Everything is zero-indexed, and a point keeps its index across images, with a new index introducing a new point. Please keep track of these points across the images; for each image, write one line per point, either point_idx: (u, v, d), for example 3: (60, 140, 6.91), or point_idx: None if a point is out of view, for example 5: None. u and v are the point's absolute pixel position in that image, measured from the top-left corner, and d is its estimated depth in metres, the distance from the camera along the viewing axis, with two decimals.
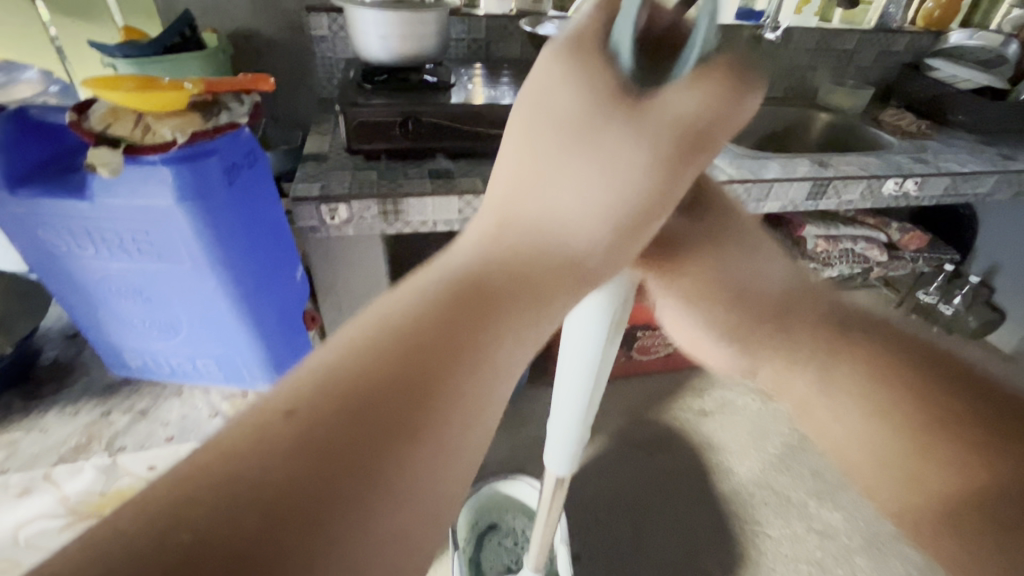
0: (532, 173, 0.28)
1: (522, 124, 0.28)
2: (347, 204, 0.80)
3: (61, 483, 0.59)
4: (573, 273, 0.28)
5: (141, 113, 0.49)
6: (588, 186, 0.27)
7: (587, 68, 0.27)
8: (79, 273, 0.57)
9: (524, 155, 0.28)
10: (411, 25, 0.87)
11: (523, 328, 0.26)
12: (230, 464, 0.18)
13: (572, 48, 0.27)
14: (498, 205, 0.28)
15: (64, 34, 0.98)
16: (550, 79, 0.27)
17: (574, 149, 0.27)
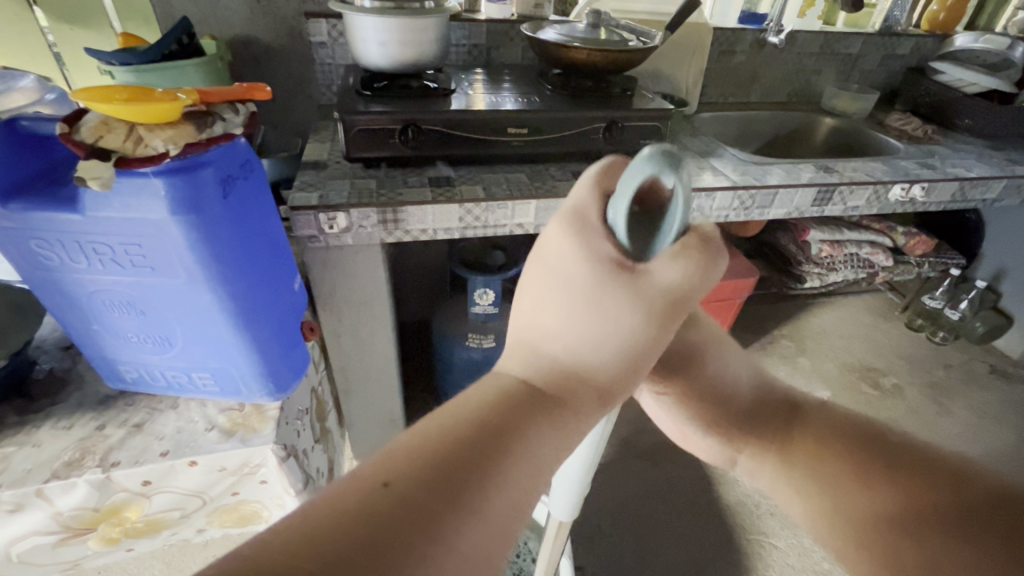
0: (551, 316, 0.37)
1: (546, 277, 0.37)
2: (345, 213, 0.79)
3: (53, 499, 0.59)
4: (592, 391, 0.37)
5: (134, 124, 0.48)
6: (594, 325, 0.35)
7: (590, 240, 0.35)
8: (72, 286, 0.56)
9: (547, 305, 0.37)
10: (412, 31, 0.86)
11: (554, 427, 0.35)
12: (363, 498, 0.27)
13: (579, 225, 0.36)
14: (532, 342, 0.38)
15: (62, 40, 0.97)
16: (560, 247, 0.36)
17: (585, 298, 0.35)
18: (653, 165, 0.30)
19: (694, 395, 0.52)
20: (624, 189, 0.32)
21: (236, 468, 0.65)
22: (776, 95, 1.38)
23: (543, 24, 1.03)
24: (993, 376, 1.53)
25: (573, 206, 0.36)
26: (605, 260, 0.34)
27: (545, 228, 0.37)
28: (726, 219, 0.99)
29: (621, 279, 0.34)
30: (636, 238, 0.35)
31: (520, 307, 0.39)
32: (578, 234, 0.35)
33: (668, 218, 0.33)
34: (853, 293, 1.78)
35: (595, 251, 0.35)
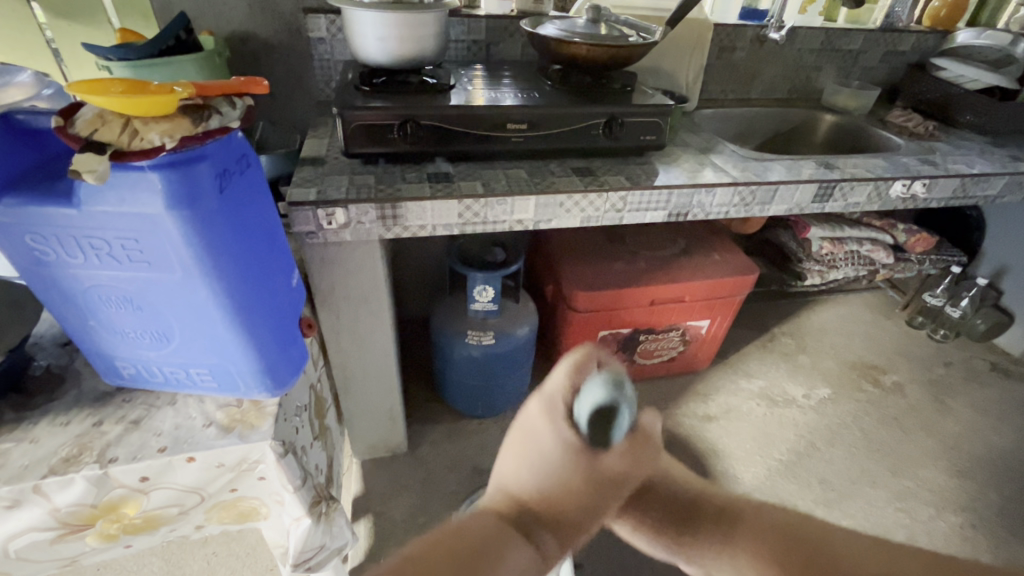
0: (527, 473, 0.39)
1: (518, 448, 0.40)
2: (344, 209, 0.78)
3: (50, 495, 0.59)
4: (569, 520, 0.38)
5: (129, 117, 0.47)
6: (551, 496, 0.38)
7: (555, 427, 0.39)
8: (68, 281, 0.56)
9: (522, 466, 0.40)
10: (411, 26, 0.85)
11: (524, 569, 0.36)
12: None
13: (546, 412, 0.40)
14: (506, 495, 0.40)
15: (60, 37, 0.97)
16: (534, 426, 0.40)
17: (556, 466, 0.38)
18: (605, 392, 0.39)
19: (646, 519, 0.42)
20: (582, 402, 0.39)
21: (234, 464, 0.65)
22: (776, 92, 1.37)
23: (543, 19, 1.02)
24: (994, 373, 1.53)
25: (548, 391, 0.41)
26: (571, 445, 0.38)
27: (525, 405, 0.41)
28: (726, 216, 0.99)
29: (577, 464, 0.38)
30: (599, 429, 0.39)
31: (501, 461, 0.42)
32: (548, 418, 0.39)
33: (620, 419, 0.39)
34: (853, 291, 1.78)
35: (561, 434, 0.38)
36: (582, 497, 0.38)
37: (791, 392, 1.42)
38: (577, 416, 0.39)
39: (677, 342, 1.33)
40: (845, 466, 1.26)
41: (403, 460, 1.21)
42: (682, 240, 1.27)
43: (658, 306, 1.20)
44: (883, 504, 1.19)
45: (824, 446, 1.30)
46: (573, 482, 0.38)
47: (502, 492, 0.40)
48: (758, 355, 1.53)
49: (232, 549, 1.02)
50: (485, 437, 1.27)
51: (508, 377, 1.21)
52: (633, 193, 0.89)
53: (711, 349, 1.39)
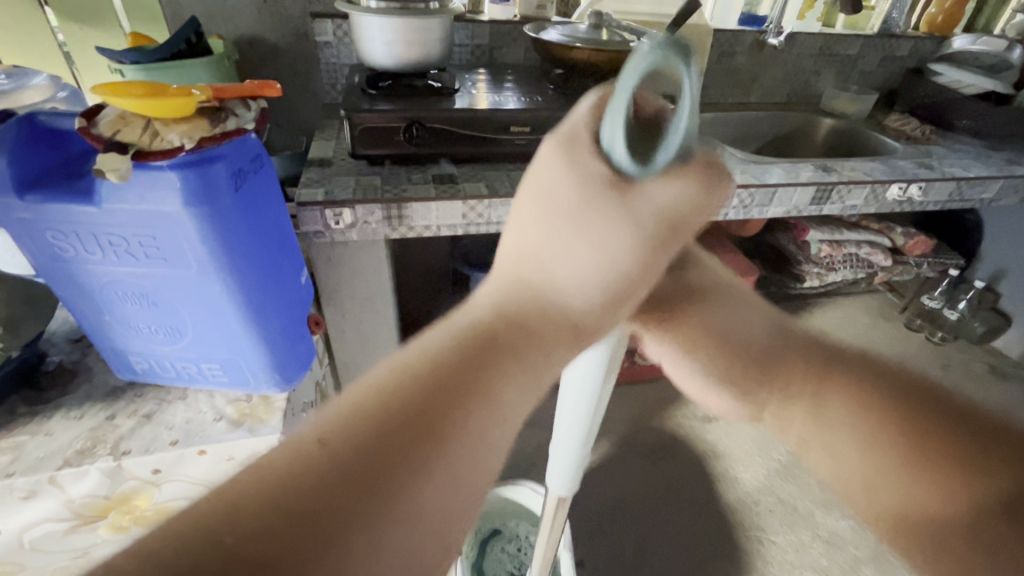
0: (538, 239, 0.33)
1: (533, 209, 0.33)
2: (351, 209, 0.80)
3: (65, 486, 0.61)
4: (564, 324, 0.33)
5: (150, 118, 0.49)
6: (582, 257, 0.32)
7: (574, 171, 0.32)
8: (85, 277, 0.57)
9: (529, 233, 0.33)
10: (417, 31, 0.88)
11: (518, 367, 0.30)
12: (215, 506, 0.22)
13: (564, 155, 0.32)
14: (517, 263, 0.34)
15: (72, 40, 0.99)
16: (549, 166, 0.33)
17: (583, 215, 0.32)
18: (661, 50, 0.27)
19: (694, 339, 0.49)
20: (624, 88, 0.29)
21: (244, 458, 0.67)
22: (775, 96, 1.39)
23: (546, 25, 1.04)
24: (991, 376, 1.54)
25: (564, 129, 0.33)
26: (599, 180, 0.31)
27: (537, 150, 0.34)
28: (725, 218, 1.01)
29: (615, 204, 0.31)
30: (634, 144, 0.31)
31: (507, 233, 0.35)
32: (568, 154, 0.32)
33: (669, 131, 0.29)
34: (852, 294, 1.79)
35: (587, 172, 0.31)
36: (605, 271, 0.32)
37: None
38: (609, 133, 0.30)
39: None
40: None
41: None
42: None
43: None
44: None
45: None
46: (617, 243, 0.32)
47: (506, 272, 0.34)
48: None
49: None
50: None
51: None
52: None
53: None
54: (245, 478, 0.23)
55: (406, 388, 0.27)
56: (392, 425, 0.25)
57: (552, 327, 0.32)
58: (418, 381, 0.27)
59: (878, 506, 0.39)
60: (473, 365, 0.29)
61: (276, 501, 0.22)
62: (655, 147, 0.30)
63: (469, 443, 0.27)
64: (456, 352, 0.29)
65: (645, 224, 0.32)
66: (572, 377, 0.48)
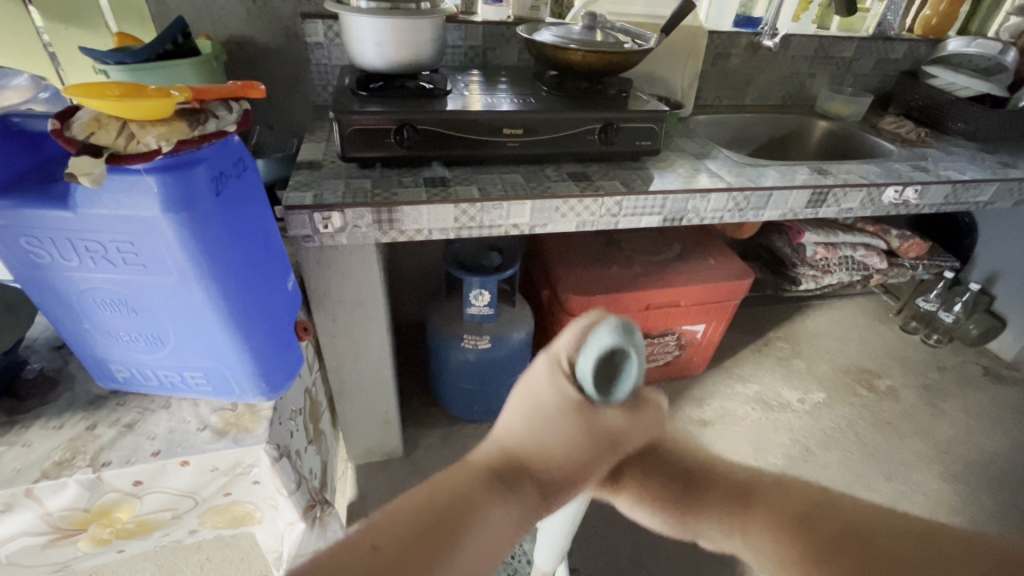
0: (525, 427, 0.35)
1: (516, 405, 0.36)
2: (340, 213, 0.78)
3: (43, 499, 0.59)
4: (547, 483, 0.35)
5: (126, 120, 0.48)
6: (551, 449, 0.34)
7: (553, 386, 0.35)
8: (63, 284, 0.56)
9: (518, 420, 0.36)
10: (407, 32, 0.86)
11: (500, 525, 0.32)
12: None
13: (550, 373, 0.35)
14: (503, 443, 0.36)
15: (57, 40, 0.97)
16: (536, 379, 0.36)
17: (554, 421, 0.34)
18: (620, 336, 0.33)
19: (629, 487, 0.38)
20: (592, 347, 0.33)
21: (229, 468, 0.65)
22: (770, 98, 1.39)
23: (539, 26, 1.03)
24: (987, 378, 1.53)
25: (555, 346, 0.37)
26: (571, 400, 0.34)
27: (530, 362, 0.37)
28: (720, 221, 0.99)
29: (577, 413, 0.34)
30: (600, 383, 0.34)
31: (501, 414, 0.38)
32: (549, 373, 0.35)
33: (623, 376, 0.34)
34: (847, 295, 1.79)
35: (564, 391, 0.34)
36: (580, 447, 0.34)
37: (786, 397, 1.43)
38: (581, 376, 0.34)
39: (672, 346, 1.33)
40: (840, 470, 1.26)
41: (399, 463, 1.21)
42: (677, 244, 1.29)
43: (654, 310, 1.21)
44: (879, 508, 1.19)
45: (819, 450, 1.30)
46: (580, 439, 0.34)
47: (498, 445, 0.36)
48: (753, 359, 1.54)
49: (226, 554, 1.02)
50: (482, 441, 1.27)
51: (504, 380, 1.22)
52: (627, 198, 0.90)
53: (707, 353, 1.40)
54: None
55: (405, 524, 0.29)
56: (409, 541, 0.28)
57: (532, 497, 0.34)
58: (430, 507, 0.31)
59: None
60: (473, 504, 0.32)
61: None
62: (611, 388, 0.35)
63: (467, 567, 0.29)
64: (446, 501, 0.31)
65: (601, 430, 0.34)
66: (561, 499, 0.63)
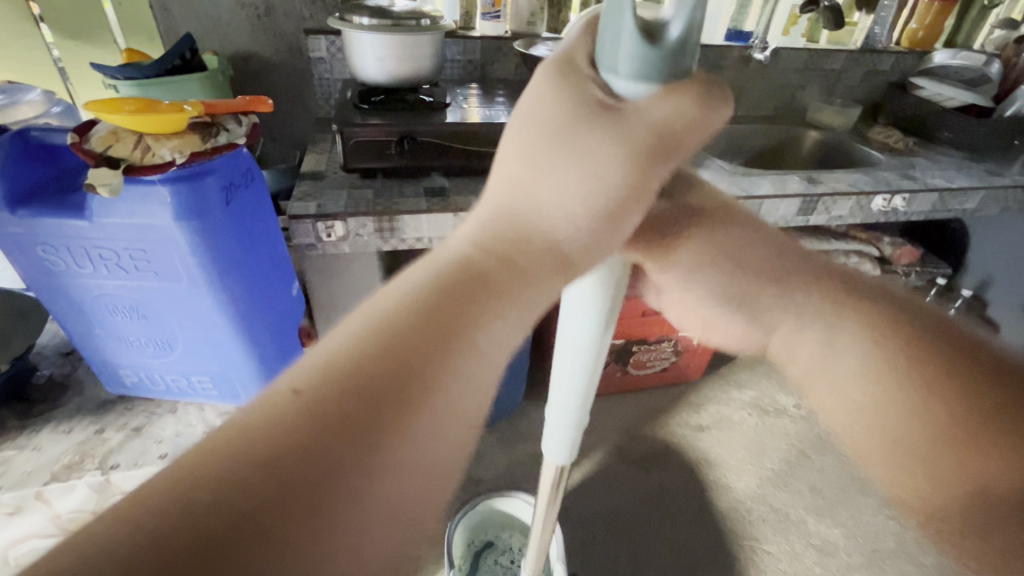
0: (539, 182, 0.34)
1: (523, 140, 0.35)
2: (343, 222, 0.81)
3: (53, 502, 0.60)
4: (553, 255, 0.34)
5: (142, 134, 0.50)
6: (569, 180, 0.34)
7: (569, 97, 0.34)
8: (76, 291, 0.58)
9: (517, 165, 0.35)
10: (408, 48, 0.89)
11: (514, 303, 0.32)
12: (294, 400, 0.25)
13: (556, 83, 0.34)
14: (505, 195, 0.35)
15: (66, 55, 0.99)
16: (539, 97, 0.35)
17: (564, 128, 0.34)
18: None
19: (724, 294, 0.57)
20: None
21: None
22: (761, 109, 1.42)
23: (535, 40, 1.07)
24: None
25: (557, 57, 0.35)
26: (590, 101, 0.33)
27: (531, 78, 0.35)
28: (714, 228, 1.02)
29: (602, 126, 0.33)
30: (643, 34, 0.31)
31: (497, 167, 0.36)
32: (558, 77, 0.34)
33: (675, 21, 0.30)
34: None
35: (580, 96, 0.33)
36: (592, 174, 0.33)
37: (781, 402, 1.44)
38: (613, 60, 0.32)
39: (669, 353, 1.35)
40: (836, 474, 1.27)
41: None
42: None
43: (650, 317, 1.23)
44: (873, 512, 1.21)
45: (815, 455, 1.32)
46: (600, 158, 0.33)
47: (499, 205, 0.35)
48: (749, 364, 1.56)
49: None
50: (481, 447, 1.28)
51: (503, 385, 1.24)
52: None
53: (703, 359, 1.42)
54: (220, 434, 0.24)
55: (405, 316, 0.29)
56: (355, 398, 0.26)
57: (538, 256, 0.33)
58: (398, 319, 0.29)
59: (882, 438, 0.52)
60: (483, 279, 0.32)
61: (230, 485, 0.22)
62: (660, 39, 0.31)
63: (443, 406, 0.28)
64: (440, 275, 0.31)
65: (624, 133, 0.33)
66: (566, 326, 0.48)
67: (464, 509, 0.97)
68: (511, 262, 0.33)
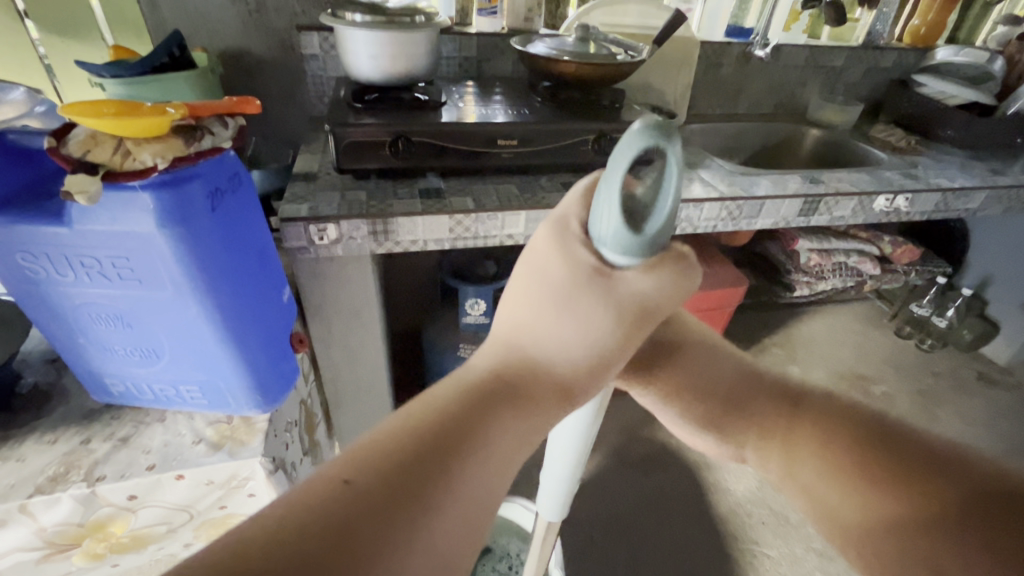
0: (539, 326, 0.37)
1: (526, 290, 0.38)
2: (336, 225, 0.79)
3: (37, 515, 0.59)
4: (552, 385, 0.37)
5: (122, 138, 0.48)
6: (567, 331, 0.36)
7: (565, 258, 0.36)
8: (57, 299, 0.56)
9: (523, 310, 0.38)
10: (401, 45, 0.87)
11: (517, 422, 0.35)
12: (315, 506, 0.27)
13: (555, 242, 0.37)
14: (511, 336, 0.38)
15: (53, 53, 0.97)
16: (544, 251, 0.37)
17: (565, 287, 0.36)
18: (646, 137, 0.31)
19: (683, 387, 0.50)
20: (612, 180, 0.32)
21: (224, 481, 0.65)
22: (762, 107, 1.40)
23: (533, 37, 1.04)
24: (982, 383, 1.55)
25: (558, 216, 0.39)
26: (585, 266, 0.36)
27: (534, 235, 0.38)
28: (714, 229, 1.01)
29: (595, 288, 0.36)
30: (629, 217, 0.33)
31: (503, 306, 0.39)
32: (559, 240, 0.37)
33: (658, 201, 0.33)
34: (841, 301, 1.80)
35: (575, 257, 0.36)
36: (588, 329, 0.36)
37: None
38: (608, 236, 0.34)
39: None
40: None
41: None
42: None
43: None
44: None
45: None
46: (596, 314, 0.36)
47: (505, 345, 0.38)
48: None
49: None
50: None
51: None
52: None
53: None
54: (269, 516, 0.27)
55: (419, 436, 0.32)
56: (372, 506, 0.28)
57: (540, 391, 0.37)
58: (413, 438, 0.31)
59: (847, 526, 0.38)
60: (491, 412, 0.34)
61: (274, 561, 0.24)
62: (642, 222, 0.34)
63: (466, 498, 0.31)
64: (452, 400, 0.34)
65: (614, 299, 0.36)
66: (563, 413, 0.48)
67: None
68: (513, 399, 0.36)
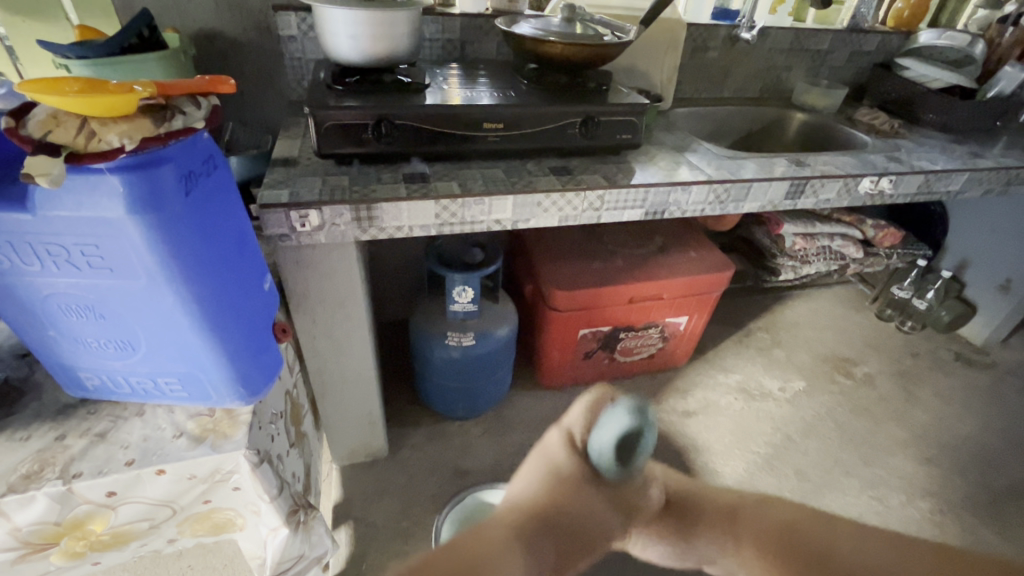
0: (546, 495, 0.43)
1: (538, 470, 0.46)
2: (318, 211, 0.76)
3: (10, 514, 0.56)
4: (564, 542, 0.41)
5: (86, 118, 0.45)
6: (572, 502, 0.43)
7: (572, 456, 0.46)
8: (24, 290, 0.53)
9: (536, 486, 0.44)
10: (383, 25, 0.84)
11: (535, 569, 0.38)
12: None
13: (566, 445, 0.47)
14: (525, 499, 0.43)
15: (14, 33, 0.92)
16: (556, 449, 0.47)
17: (571, 476, 0.44)
18: (634, 410, 0.46)
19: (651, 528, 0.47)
20: (611, 425, 0.45)
21: (207, 476, 0.63)
22: (748, 91, 1.40)
23: (518, 18, 1.02)
24: (959, 363, 1.58)
25: (565, 426, 0.49)
26: (587, 472, 0.45)
27: (547, 438, 0.48)
28: (701, 213, 1.00)
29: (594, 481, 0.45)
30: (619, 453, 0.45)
31: (514, 483, 0.45)
32: (568, 445, 0.47)
33: (640, 445, 0.46)
34: (824, 286, 1.83)
35: (579, 460, 0.46)
36: (591, 506, 0.43)
37: (767, 386, 1.45)
38: (596, 451, 0.45)
39: (656, 339, 1.34)
40: (819, 457, 1.29)
41: (384, 465, 1.20)
42: (659, 237, 1.29)
43: (637, 303, 1.22)
44: (856, 493, 1.22)
45: (799, 437, 1.33)
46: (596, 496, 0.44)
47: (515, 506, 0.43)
48: (734, 349, 1.56)
49: (208, 560, 0.99)
50: (468, 438, 1.27)
51: (488, 377, 1.22)
52: (610, 192, 0.90)
53: (689, 345, 1.41)
54: None
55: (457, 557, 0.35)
56: None
57: (554, 545, 0.40)
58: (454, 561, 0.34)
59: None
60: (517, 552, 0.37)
61: None
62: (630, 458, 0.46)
63: None
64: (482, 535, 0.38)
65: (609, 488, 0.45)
66: None
67: (452, 504, 0.99)
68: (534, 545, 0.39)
